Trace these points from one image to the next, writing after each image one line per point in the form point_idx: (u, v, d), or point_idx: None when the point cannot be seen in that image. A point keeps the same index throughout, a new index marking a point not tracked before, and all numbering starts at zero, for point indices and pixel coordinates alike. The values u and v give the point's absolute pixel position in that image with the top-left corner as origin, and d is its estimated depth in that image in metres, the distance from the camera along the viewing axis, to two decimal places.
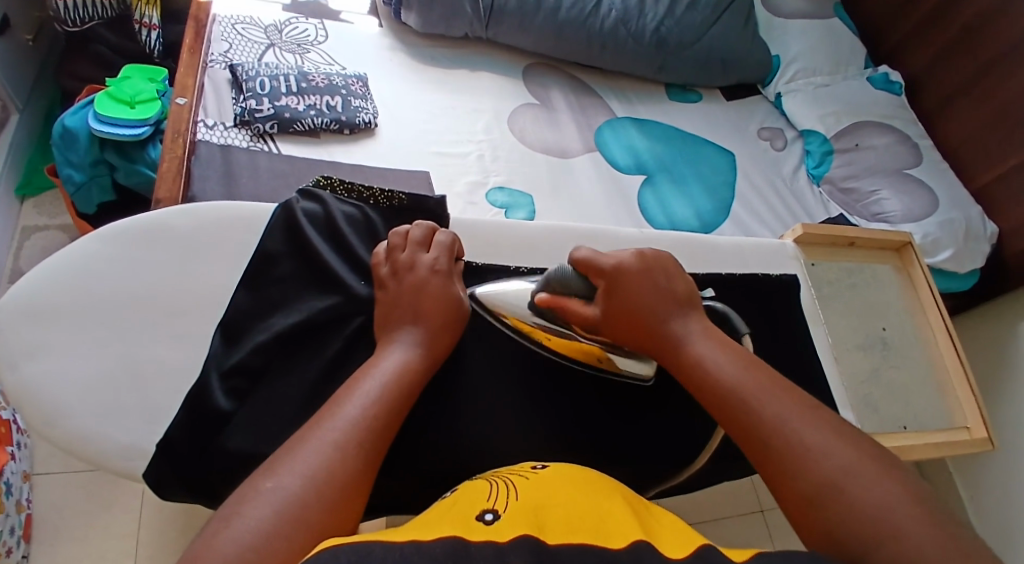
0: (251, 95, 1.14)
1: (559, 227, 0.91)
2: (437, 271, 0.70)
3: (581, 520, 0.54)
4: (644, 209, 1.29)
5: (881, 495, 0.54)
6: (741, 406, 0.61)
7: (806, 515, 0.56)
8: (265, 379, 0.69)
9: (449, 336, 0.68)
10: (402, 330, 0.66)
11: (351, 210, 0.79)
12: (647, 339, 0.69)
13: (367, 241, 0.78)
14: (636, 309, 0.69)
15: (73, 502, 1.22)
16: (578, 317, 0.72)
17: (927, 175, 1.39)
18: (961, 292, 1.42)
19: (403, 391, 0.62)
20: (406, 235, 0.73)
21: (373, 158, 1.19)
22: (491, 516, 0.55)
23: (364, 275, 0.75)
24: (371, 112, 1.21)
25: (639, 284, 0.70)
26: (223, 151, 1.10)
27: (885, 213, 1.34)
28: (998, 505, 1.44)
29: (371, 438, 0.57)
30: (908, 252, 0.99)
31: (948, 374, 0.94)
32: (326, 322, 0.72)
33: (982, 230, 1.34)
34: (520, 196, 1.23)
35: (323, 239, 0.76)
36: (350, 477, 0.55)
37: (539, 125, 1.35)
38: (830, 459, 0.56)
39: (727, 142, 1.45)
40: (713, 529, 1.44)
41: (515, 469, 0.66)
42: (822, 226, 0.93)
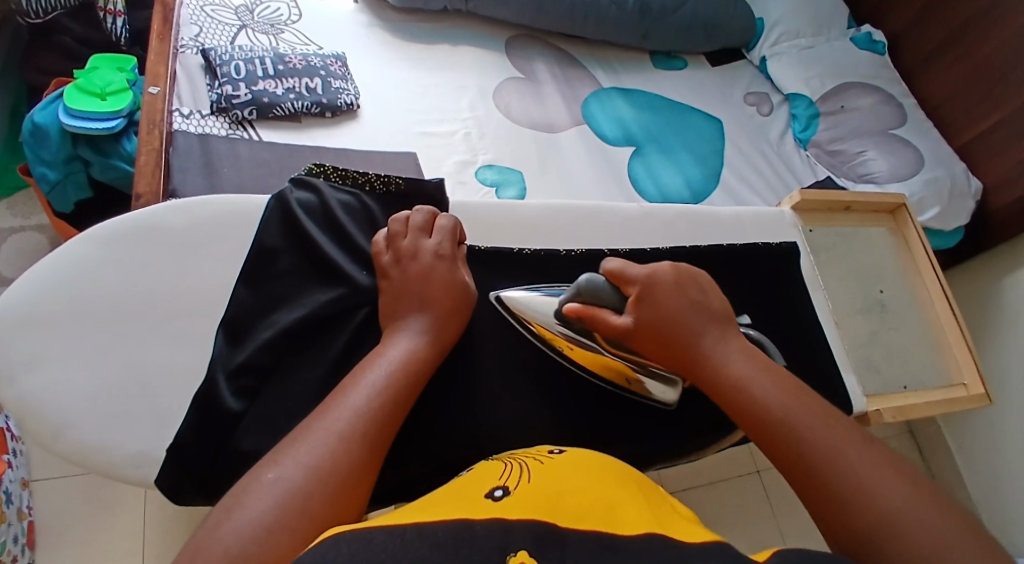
0: (227, 80, 1.10)
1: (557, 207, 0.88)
2: (441, 257, 0.69)
3: (593, 506, 0.54)
4: (634, 180, 1.31)
5: (938, 536, 0.53)
6: (796, 437, 0.59)
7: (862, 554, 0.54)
8: (275, 376, 0.67)
9: (455, 324, 0.67)
10: (408, 318, 0.65)
11: (347, 199, 0.77)
12: (679, 361, 0.67)
13: (366, 231, 0.76)
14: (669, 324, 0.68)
15: (73, 506, 1.20)
16: (608, 327, 0.69)
17: (911, 133, 1.39)
18: (946, 250, 1.44)
19: (407, 377, 0.60)
20: (408, 220, 0.71)
21: (357, 142, 1.16)
22: (500, 492, 0.56)
23: (365, 265, 0.73)
24: (353, 93, 1.18)
25: (673, 304, 0.68)
26: (202, 141, 1.06)
27: (871, 173, 1.35)
28: (986, 455, 1.46)
29: (375, 427, 0.56)
30: (902, 213, 0.98)
31: (943, 330, 0.94)
32: (331, 314, 0.70)
33: (967, 187, 1.35)
34: (508, 173, 1.24)
35: (321, 230, 0.74)
36: (355, 466, 0.53)
37: (523, 98, 1.34)
38: (885, 493, 0.55)
39: (715, 109, 1.46)
40: (712, 492, 1.46)
41: (532, 450, 0.66)
42: (820, 192, 0.92)
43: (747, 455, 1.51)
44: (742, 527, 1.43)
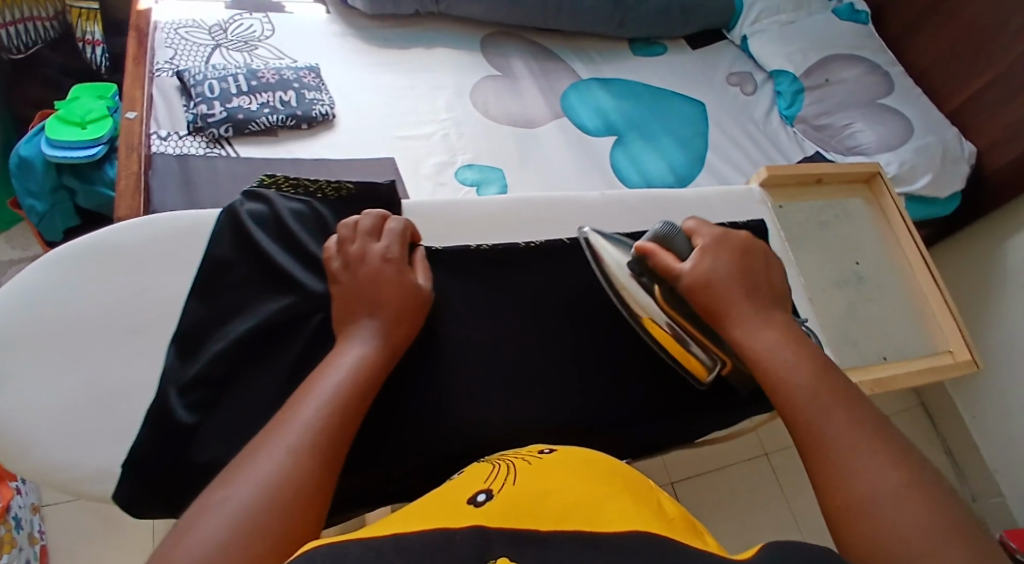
0: (201, 99, 1.11)
1: (515, 201, 0.90)
2: (389, 260, 0.69)
3: (572, 506, 0.54)
4: (616, 169, 1.31)
5: (908, 524, 0.54)
6: (807, 413, 0.63)
7: (842, 524, 0.57)
8: (227, 388, 0.68)
9: (407, 326, 0.67)
10: (358, 325, 0.65)
11: (299, 207, 0.77)
12: (721, 311, 0.71)
13: (318, 237, 0.76)
14: (722, 274, 0.73)
15: (83, 528, 1.23)
16: (669, 267, 0.74)
17: (899, 101, 1.36)
18: (943, 217, 1.41)
19: (359, 386, 0.61)
20: (356, 225, 0.71)
21: (334, 151, 1.17)
22: (482, 496, 0.57)
23: (316, 271, 0.74)
24: (327, 102, 1.18)
25: (734, 262, 0.74)
26: (180, 162, 1.08)
27: (860, 145, 1.33)
28: (997, 424, 1.42)
29: (326, 438, 0.56)
30: (877, 181, 0.97)
31: (926, 298, 0.92)
32: (284, 322, 0.71)
33: (960, 151, 1.32)
34: (488, 171, 1.24)
35: (272, 240, 0.75)
36: (306, 478, 0.53)
37: (501, 95, 1.34)
38: (869, 479, 0.57)
39: (695, 92, 1.44)
40: (721, 478, 1.44)
41: (522, 450, 0.67)
42: (787, 167, 0.91)
43: (754, 439, 1.49)
44: (752, 512, 1.41)
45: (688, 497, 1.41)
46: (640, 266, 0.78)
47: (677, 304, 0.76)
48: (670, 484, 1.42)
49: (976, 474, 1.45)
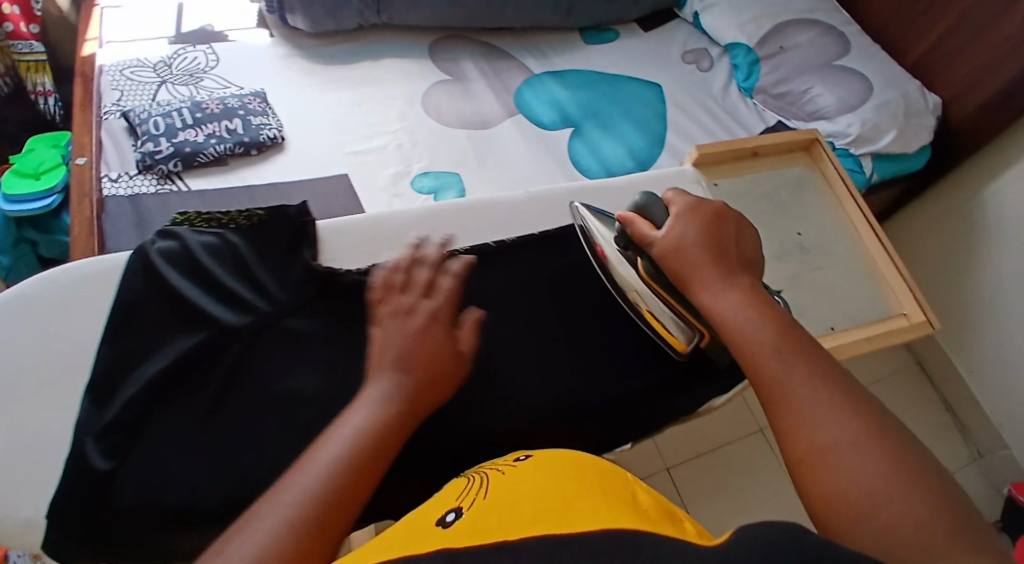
0: (148, 137, 1.12)
1: (443, 211, 0.94)
2: (439, 321, 0.66)
3: (550, 508, 0.53)
4: (574, 160, 1.29)
5: (867, 473, 0.54)
6: (759, 363, 0.63)
7: (803, 476, 0.57)
8: (143, 431, 0.66)
9: (434, 398, 0.62)
10: (386, 381, 0.60)
11: (210, 239, 0.75)
12: (687, 274, 0.73)
13: (231, 268, 0.74)
14: (693, 240, 0.74)
15: None
16: (643, 234, 0.77)
17: (858, 60, 1.33)
18: (917, 173, 1.37)
19: (389, 427, 0.57)
20: (406, 279, 0.69)
21: (285, 173, 1.16)
22: (453, 514, 0.56)
23: (228, 303, 0.72)
24: (274, 126, 1.18)
25: (705, 228, 0.75)
26: (132, 202, 1.08)
27: (820, 109, 1.31)
28: (992, 377, 1.38)
29: (343, 486, 0.53)
30: (816, 148, 0.98)
31: (874, 260, 0.93)
32: (199, 358, 0.69)
33: (923, 104, 1.29)
34: (446, 176, 1.22)
35: (185, 276, 0.73)
36: (315, 523, 0.51)
37: (454, 99, 1.32)
38: (822, 429, 0.57)
39: (651, 74, 1.42)
40: (720, 459, 1.39)
41: (497, 461, 0.67)
42: (718, 143, 0.92)
43: (750, 413, 1.44)
44: (753, 491, 1.36)
45: (687, 482, 1.36)
46: (621, 238, 0.82)
47: (653, 273, 0.78)
48: (666, 469, 1.37)
49: (982, 430, 1.41)
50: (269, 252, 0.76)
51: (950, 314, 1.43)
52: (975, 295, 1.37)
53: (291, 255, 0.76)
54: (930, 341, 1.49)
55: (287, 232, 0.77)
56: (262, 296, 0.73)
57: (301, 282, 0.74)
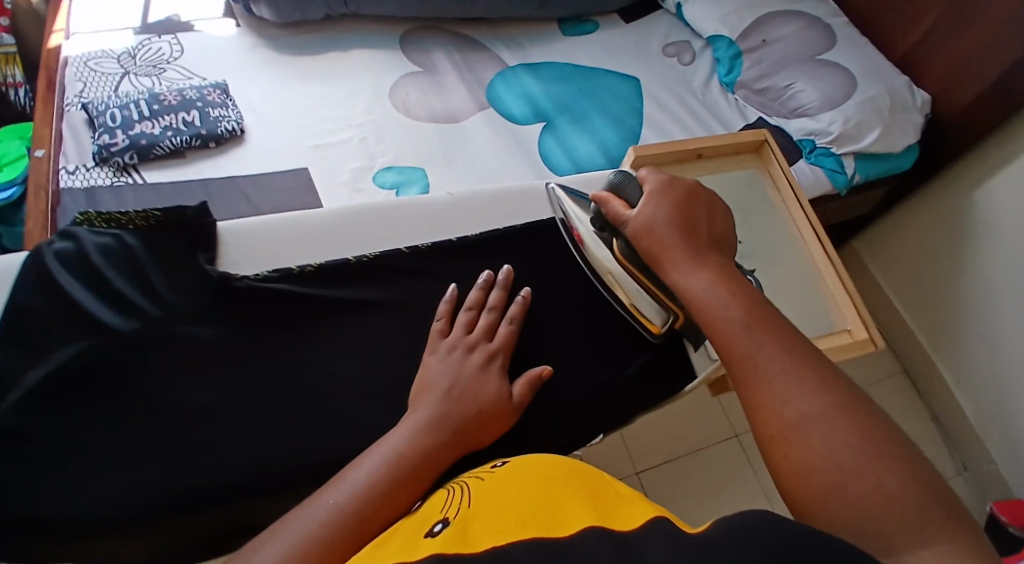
0: (104, 130, 1.11)
1: (361, 210, 0.89)
2: (496, 362, 0.77)
3: (529, 514, 0.54)
4: (545, 158, 1.23)
5: (833, 447, 0.58)
6: (731, 343, 0.66)
7: (773, 452, 0.61)
8: (21, 439, 0.68)
9: (492, 427, 0.73)
10: (438, 407, 0.71)
11: (107, 241, 0.78)
12: (659, 254, 0.74)
13: (124, 271, 0.76)
14: (665, 218, 0.75)
15: None
16: (617, 214, 0.78)
17: (842, 54, 1.28)
18: (907, 172, 1.31)
19: (420, 452, 0.68)
20: (471, 318, 0.80)
21: (242, 166, 1.14)
22: (439, 526, 0.56)
23: (118, 307, 0.75)
24: (234, 118, 1.16)
25: (680, 209, 0.76)
26: (88, 195, 1.08)
27: (802, 105, 1.25)
28: (981, 385, 1.31)
29: (373, 502, 0.63)
30: (765, 150, 0.98)
31: (819, 270, 0.92)
32: (84, 365, 0.72)
33: (910, 101, 1.23)
34: (410, 172, 1.18)
35: (77, 279, 0.75)
36: (339, 535, 0.61)
37: (423, 91, 1.28)
38: (790, 407, 0.61)
39: (629, 67, 1.37)
40: (693, 464, 1.34)
41: (477, 469, 0.67)
42: (659, 144, 0.93)
43: (723, 418, 1.39)
44: (725, 496, 1.31)
45: (657, 485, 1.31)
46: (597, 220, 0.83)
47: (628, 253, 0.79)
48: (636, 474, 1.32)
49: (968, 440, 1.35)
50: (165, 255, 0.78)
51: (939, 320, 1.37)
52: (963, 300, 1.31)
53: (185, 259, 0.78)
54: (919, 347, 1.43)
55: (184, 234, 0.80)
56: (152, 300, 0.76)
57: (196, 287, 0.77)
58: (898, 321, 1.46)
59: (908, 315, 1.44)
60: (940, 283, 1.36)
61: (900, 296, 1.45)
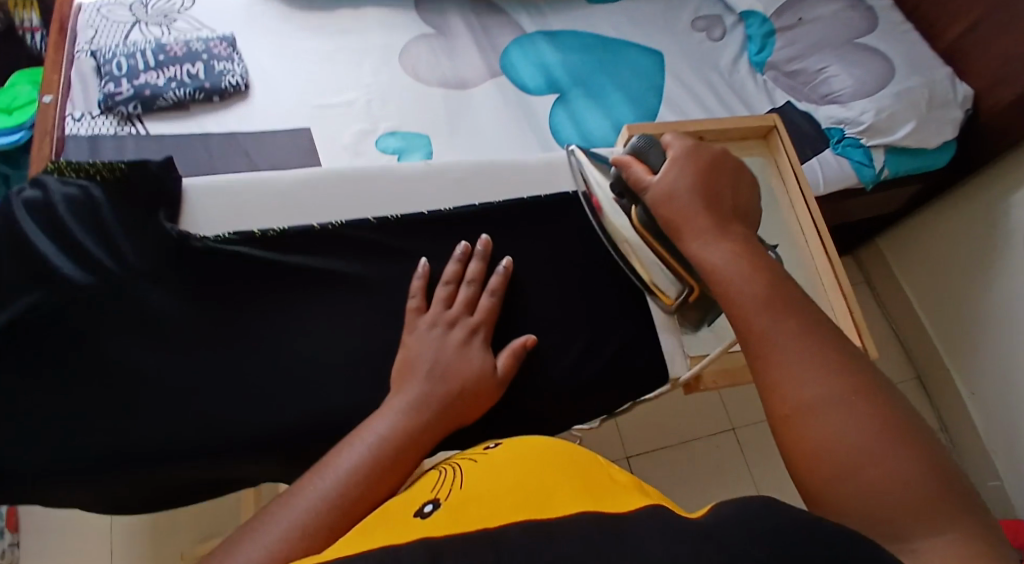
0: (109, 78, 1.10)
1: (330, 173, 0.81)
2: (481, 334, 0.72)
3: (527, 504, 0.48)
4: (553, 130, 1.20)
5: (851, 432, 0.52)
6: (747, 315, 0.60)
7: (784, 435, 0.54)
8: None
9: (474, 402, 0.68)
10: (418, 386, 0.66)
11: (72, 192, 0.73)
12: (680, 223, 0.68)
13: (86, 224, 0.72)
14: (689, 183, 0.69)
15: (53, 544, 1.16)
16: (639, 179, 0.73)
17: (882, 39, 1.19)
18: (941, 170, 1.23)
19: (405, 434, 0.62)
20: (449, 293, 0.74)
21: (244, 123, 1.13)
22: (429, 507, 0.51)
23: (76, 259, 0.70)
24: (239, 72, 1.15)
25: (706, 176, 0.70)
26: (91, 142, 1.07)
27: (834, 91, 1.18)
28: (996, 400, 1.26)
29: (361, 486, 0.57)
30: (773, 137, 0.93)
31: (817, 272, 0.88)
32: (41, 320, 0.68)
33: (951, 94, 1.15)
34: (413, 138, 1.15)
35: (41, 229, 0.71)
36: (327, 526, 0.53)
37: (434, 55, 1.24)
38: (805, 386, 0.54)
39: (654, 40, 1.31)
40: (685, 455, 1.31)
41: (471, 450, 0.60)
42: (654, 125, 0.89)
43: (722, 410, 1.36)
44: (717, 490, 1.28)
45: (647, 474, 1.28)
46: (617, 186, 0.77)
47: (646, 221, 0.75)
48: (626, 458, 1.29)
49: (975, 456, 1.31)
50: (129, 210, 0.73)
51: (962, 326, 1.31)
52: (988, 310, 1.25)
53: (146, 217, 0.73)
54: (934, 355, 1.37)
55: (147, 190, 0.74)
56: (113, 255, 0.71)
57: (156, 244, 0.72)
58: (916, 327, 1.40)
59: (929, 320, 1.38)
60: (968, 289, 1.28)
61: (922, 300, 1.39)
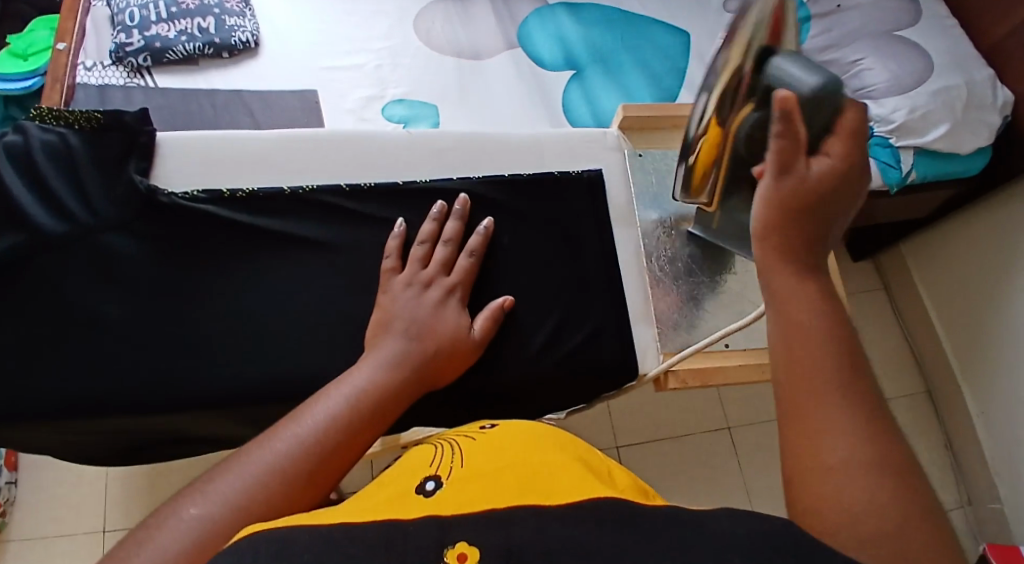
0: (121, 29, 1.09)
1: (307, 136, 0.79)
2: (455, 294, 0.71)
3: (529, 487, 0.46)
4: (565, 108, 1.16)
5: (874, 503, 0.41)
6: (800, 325, 0.49)
7: (798, 480, 0.44)
8: None
9: (450, 360, 0.67)
10: (399, 343, 0.63)
11: (51, 139, 0.72)
12: (781, 232, 0.53)
13: (61, 171, 0.71)
14: (824, 203, 0.53)
15: (48, 484, 1.20)
16: (790, 153, 0.53)
17: (922, 34, 1.13)
18: (972, 177, 1.17)
19: (386, 389, 0.59)
20: (425, 253, 0.72)
21: (251, 81, 1.12)
22: (431, 485, 0.47)
23: (50, 206, 0.70)
24: (249, 29, 1.13)
25: (840, 200, 0.53)
26: (100, 92, 1.06)
27: (866, 86, 1.09)
28: (1006, 421, 1.23)
29: (342, 434, 0.53)
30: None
31: None
32: (11, 261, 0.68)
33: (990, 98, 1.08)
34: (420, 107, 1.13)
35: (15, 172, 0.70)
36: (304, 471, 0.50)
37: (449, 21, 1.21)
38: (837, 426, 0.44)
39: (681, 19, 1.25)
40: (677, 449, 1.29)
41: (466, 427, 0.57)
42: (646, 108, 0.88)
43: (717, 407, 1.33)
44: (707, 487, 1.26)
45: (636, 464, 1.27)
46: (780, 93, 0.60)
47: (756, 135, 0.64)
48: (615, 448, 1.27)
49: (976, 474, 1.28)
50: (104, 159, 0.73)
51: (976, 343, 1.28)
52: (1011, 333, 1.20)
53: (118, 167, 0.73)
54: (947, 370, 1.33)
55: (123, 141, 0.74)
56: (86, 205, 0.71)
57: (125, 197, 0.72)
58: (932, 341, 1.37)
59: (945, 334, 1.35)
60: (992, 300, 1.24)
61: (940, 312, 1.36)
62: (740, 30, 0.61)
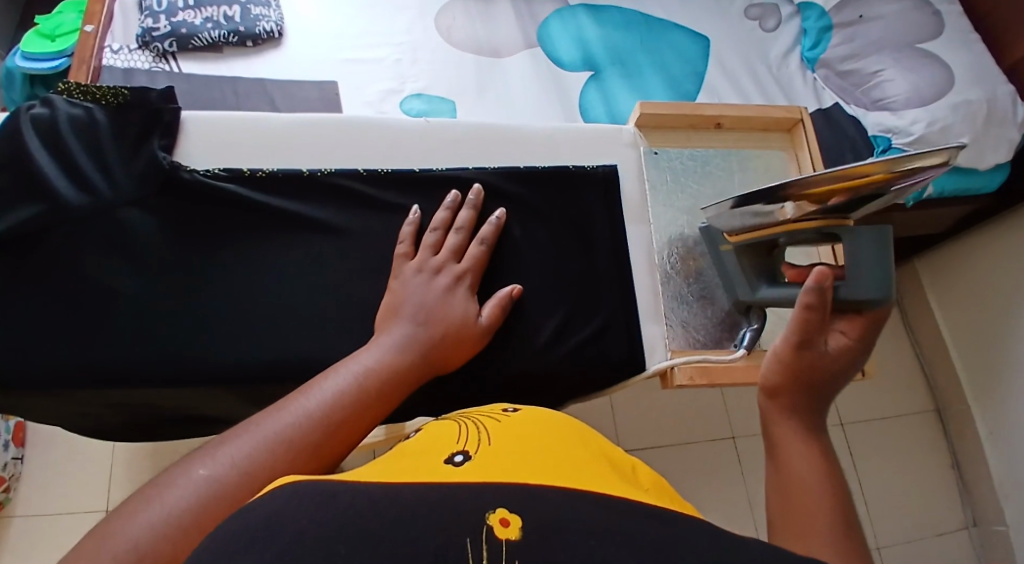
0: (149, 14, 1.11)
1: (326, 120, 0.79)
2: (464, 283, 0.71)
3: (553, 476, 0.46)
4: (582, 108, 1.16)
5: None
6: (796, 458, 0.53)
7: None
8: None
9: (461, 348, 0.67)
10: (415, 329, 0.63)
11: (77, 113, 0.73)
12: (793, 398, 0.55)
13: (86, 145, 0.72)
14: (831, 380, 0.56)
15: (54, 463, 1.21)
16: (819, 331, 0.55)
17: (945, 47, 1.13)
18: (990, 194, 1.17)
19: (397, 369, 0.59)
20: (437, 241, 0.73)
21: (273, 70, 1.13)
22: (461, 458, 0.47)
23: (73, 178, 0.71)
24: (274, 19, 1.14)
25: (846, 372, 0.57)
26: (125, 75, 1.08)
27: (886, 97, 1.10)
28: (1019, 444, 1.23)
29: (350, 409, 0.54)
30: (798, 131, 0.90)
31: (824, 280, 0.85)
32: (33, 230, 0.69)
33: (1010, 114, 1.08)
34: (439, 103, 1.13)
35: (42, 145, 0.71)
36: (314, 442, 0.50)
37: (470, 18, 1.22)
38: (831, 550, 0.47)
39: (702, 23, 1.25)
40: (679, 457, 1.28)
41: (487, 408, 0.56)
42: (668, 106, 0.86)
43: (724, 415, 1.33)
44: (711, 495, 1.26)
45: None
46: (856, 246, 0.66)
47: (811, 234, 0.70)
48: None
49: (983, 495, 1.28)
50: (126, 136, 0.74)
51: (990, 366, 1.28)
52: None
53: (140, 143, 0.74)
54: (956, 390, 1.33)
55: (145, 118, 0.75)
56: (108, 180, 0.72)
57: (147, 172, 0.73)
58: (942, 358, 1.36)
59: (958, 355, 1.34)
60: (1008, 321, 1.23)
61: (953, 331, 1.35)
62: (910, 164, 0.63)
